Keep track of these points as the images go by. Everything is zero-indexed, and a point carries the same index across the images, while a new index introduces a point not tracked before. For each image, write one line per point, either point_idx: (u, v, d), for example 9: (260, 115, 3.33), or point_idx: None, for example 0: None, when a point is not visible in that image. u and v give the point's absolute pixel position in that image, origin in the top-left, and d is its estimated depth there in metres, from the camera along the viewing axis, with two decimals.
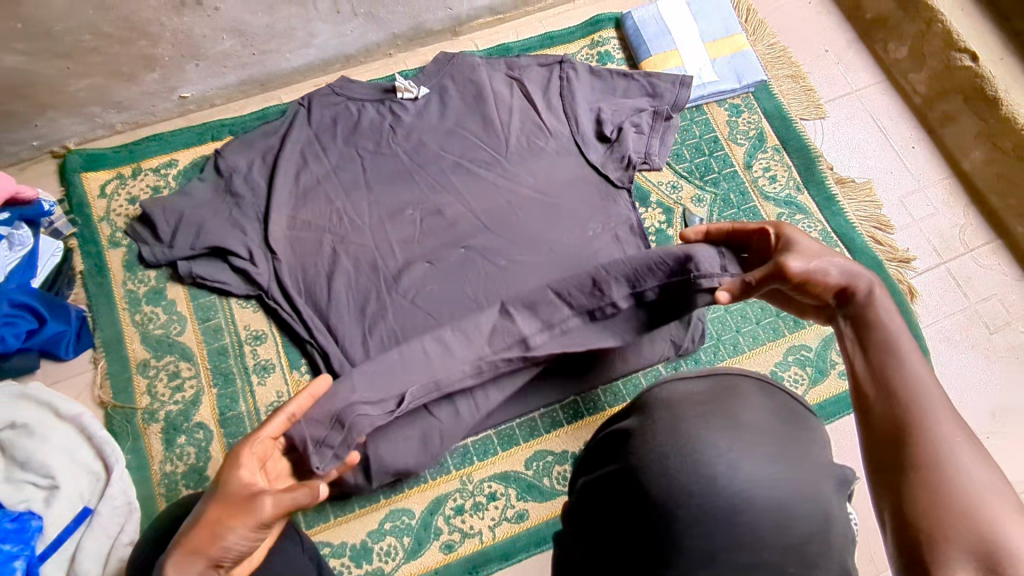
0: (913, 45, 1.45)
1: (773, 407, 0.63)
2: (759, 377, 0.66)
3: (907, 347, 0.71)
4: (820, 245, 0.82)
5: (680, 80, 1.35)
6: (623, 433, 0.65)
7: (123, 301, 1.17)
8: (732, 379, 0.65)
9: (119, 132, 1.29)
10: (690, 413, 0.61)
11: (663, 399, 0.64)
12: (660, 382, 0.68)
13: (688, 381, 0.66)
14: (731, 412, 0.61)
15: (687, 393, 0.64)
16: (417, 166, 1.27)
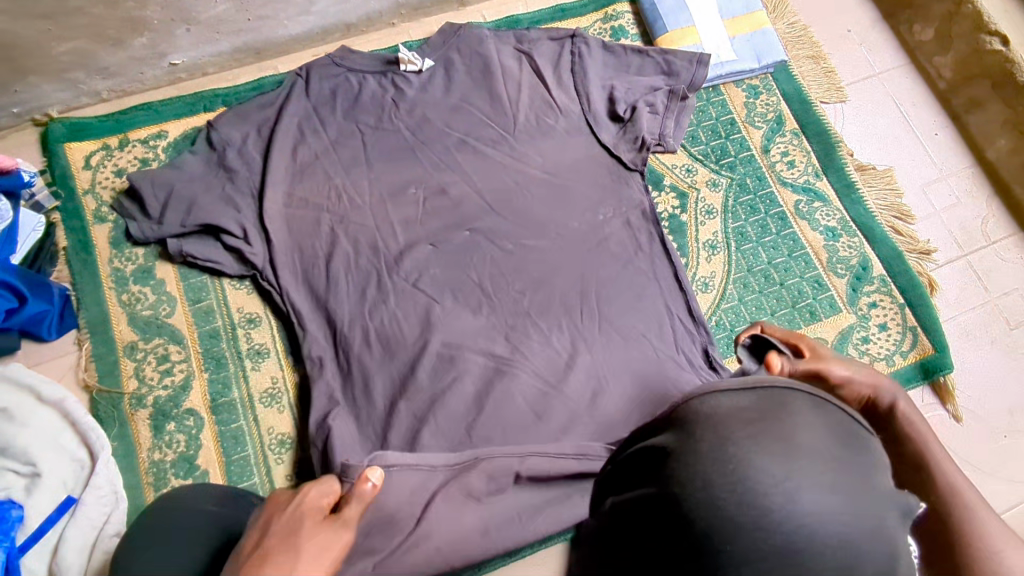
0: (940, 27, 1.39)
1: (832, 424, 0.49)
2: (814, 391, 0.51)
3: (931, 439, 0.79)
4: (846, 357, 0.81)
5: (698, 58, 1.28)
6: (658, 456, 0.51)
7: (109, 280, 1.11)
8: (783, 392, 0.50)
9: (105, 101, 1.22)
10: (737, 433, 0.48)
11: (706, 406, 0.51)
12: (697, 394, 0.53)
13: (730, 394, 0.51)
14: (787, 435, 0.47)
15: (729, 408, 0.50)
16: (420, 143, 1.20)
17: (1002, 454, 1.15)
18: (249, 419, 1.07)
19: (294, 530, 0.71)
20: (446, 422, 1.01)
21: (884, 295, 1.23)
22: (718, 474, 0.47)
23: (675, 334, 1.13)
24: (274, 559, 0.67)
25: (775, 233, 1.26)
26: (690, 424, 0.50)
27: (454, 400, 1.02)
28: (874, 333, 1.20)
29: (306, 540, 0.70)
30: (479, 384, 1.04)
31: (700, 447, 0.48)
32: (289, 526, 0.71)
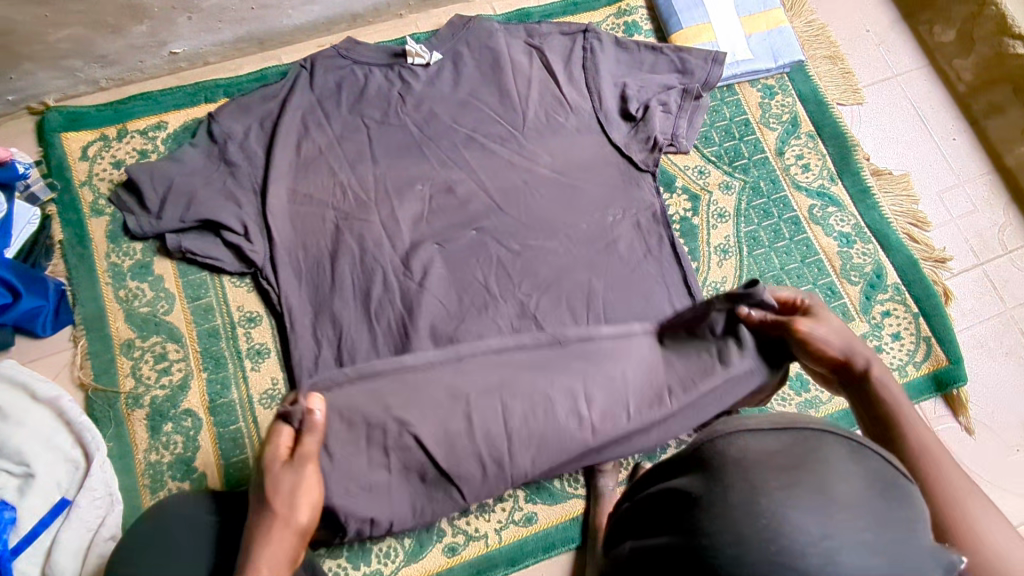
0: (961, 28, 1.36)
1: (869, 475, 0.48)
2: (847, 436, 0.51)
3: (907, 408, 0.77)
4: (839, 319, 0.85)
5: (713, 57, 1.25)
6: (682, 502, 0.51)
7: (106, 275, 1.08)
8: (814, 437, 0.51)
9: (103, 89, 1.18)
10: (770, 484, 0.47)
11: (736, 445, 0.51)
12: (724, 431, 0.54)
13: (759, 434, 0.52)
14: (824, 485, 0.47)
15: (759, 452, 0.50)
16: (427, 139, 1.17)
17: (1014, 468, 1.13)
18: (248, 421, 1.05)
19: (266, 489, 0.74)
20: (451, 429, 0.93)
21: (897, 304, 1.21)
22: (749, 527, 0.46)
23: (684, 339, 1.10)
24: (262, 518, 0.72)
25: (788, 239, 1.23)
26: (717, 470, 0.50)
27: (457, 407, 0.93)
28: (887, 343, 1.18)
29: (280, 492, 0.74)
30: (485, 393, 0.94)
31: (731, 496, 0.48)
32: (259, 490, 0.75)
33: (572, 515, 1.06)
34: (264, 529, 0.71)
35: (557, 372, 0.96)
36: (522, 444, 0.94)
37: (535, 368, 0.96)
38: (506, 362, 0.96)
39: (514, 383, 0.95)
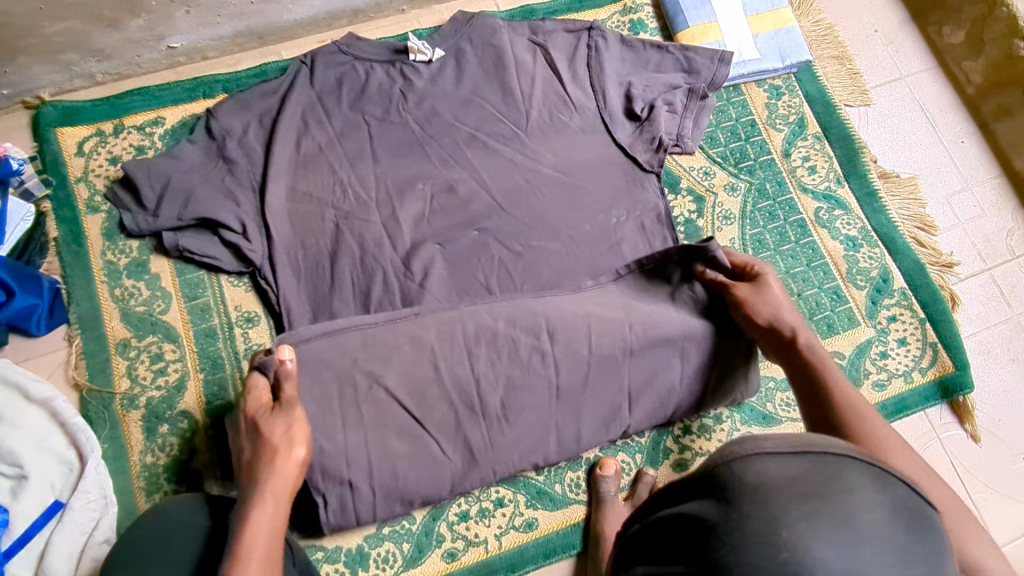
0: (971, 30, 1.34)
1: (893, 505, 0.47)
2: (871, 461, 0.50)
3: (833, 368, 0.89)
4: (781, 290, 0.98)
5: (720, 56, 1.23)
6: (698, 529, 0.50)
7: (102, 274, 1.07)
8: (837, 462, 0.49)
9: (100, 84, 1.16)
10: (791, 514, 0.46)
11: (753, 469, 0.50)
12: (740, 453, 0.51)
13: (779, 458, 0.50)
14: (848, 514, 0.46)
15: (778, 477, 0.49)
16: (429, 137, 1.15)
17: (1017, 475, 1.13)
18: None
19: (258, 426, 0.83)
20: (422, 379, 0.96)
21: (904, 309, 1.19)
22: (768, 559, 0.45)
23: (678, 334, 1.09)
24: (262, 449, 0.81)
25: (794, 242, 1.22)
26: (733, 496, 0.49)
27: (427, 360, 0.97)
28: (892, 348, 1.17)
29: (270, 433, 0.82)
30: (450, 347, 0.98)
31: (749, 524, 0.47)
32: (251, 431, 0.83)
33: (573, 521, 1.05)
34: (263, 465, 0.80)
35: (522, 328, 1.01)
36: (495, 394, 0.99)
37: (499, 323, 1.00)
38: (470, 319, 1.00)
39: (481, 337, 0.99)
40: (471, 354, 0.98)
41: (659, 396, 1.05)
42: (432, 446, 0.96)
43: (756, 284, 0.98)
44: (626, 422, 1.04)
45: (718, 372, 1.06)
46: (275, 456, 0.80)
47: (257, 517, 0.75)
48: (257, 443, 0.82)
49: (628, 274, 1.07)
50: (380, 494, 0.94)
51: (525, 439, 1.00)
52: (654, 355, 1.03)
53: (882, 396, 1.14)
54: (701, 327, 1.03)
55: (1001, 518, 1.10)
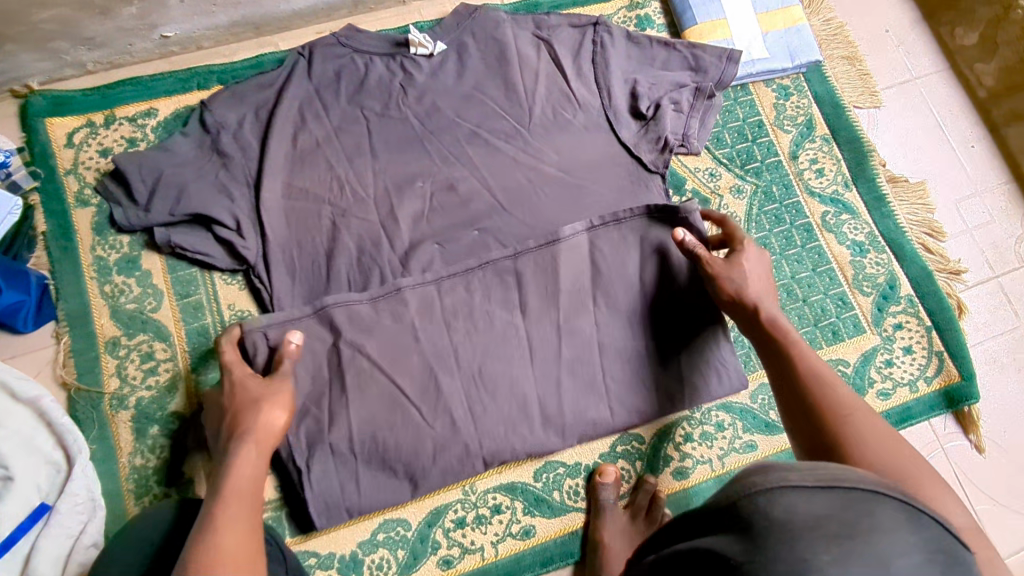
0: (984, 32, 1.31)
1: (925, 547, 0.48)
2: (899, 498, 0.50)
3: (802, 345, 0.87)
4: (758, 265, 0.97)
5: (728, 55, 1.20)
6: (720, 567, 0.49)
7: (91, 270, 1.04)
8: (867, 500, 0.49)
9: (90, 73, 1.13)
10: (822, 558, 0.46)
11: (779, 505, 0.49)
12: (765, 486, 0.50)
13: (808, 494, 0.49)
14: (880, 560, 0.46)
15: (805, 515, 0.48)
16: (429, 134, 1.12)
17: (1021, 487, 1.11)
18: None
19: (241, 385, 0.86)
20: (402, 349, 1.00)
21: (910, 317, 1.17)
22: None
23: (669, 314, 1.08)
24: (245, 405, 0.83)
25: (800, 246, 1.19)
26: (758, 534, 0.48)
27: (408, 332, 1.01)
28: (898, 356, 1.15)
29: (260, 392, 0.85)
30: (429, 320, 1.02)
31: (776, 567, 0.46)
32: (232, 389, 0.86)
33: (572, 529, 1.03)
34: (250, 417, 0.82)
35: (497, 301, 1.04)
36: (471, 363, 1.02)
37: (474, 297, 1.04)
38: (447, 294, 1.03)
39: (458, 312, 1.03)
40: (446, 322, 1.02)
41: (638, 366, 1.06)
42: (412, 413, 0.99)
43: (732, 257, 0.97)
44: (604, 394, 1.04)
45: (699, 345, 1.07)
46: (260, 410, 0.83)
47: (240, 462, 0.77)
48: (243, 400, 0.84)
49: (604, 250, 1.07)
50: (365, 462, 0.97)
51: (504, 408, 1.01)
52: (625, 326, 1.06)
53: (886, 406, 1.12)
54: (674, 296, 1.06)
55: (1004, 530, 1.09)
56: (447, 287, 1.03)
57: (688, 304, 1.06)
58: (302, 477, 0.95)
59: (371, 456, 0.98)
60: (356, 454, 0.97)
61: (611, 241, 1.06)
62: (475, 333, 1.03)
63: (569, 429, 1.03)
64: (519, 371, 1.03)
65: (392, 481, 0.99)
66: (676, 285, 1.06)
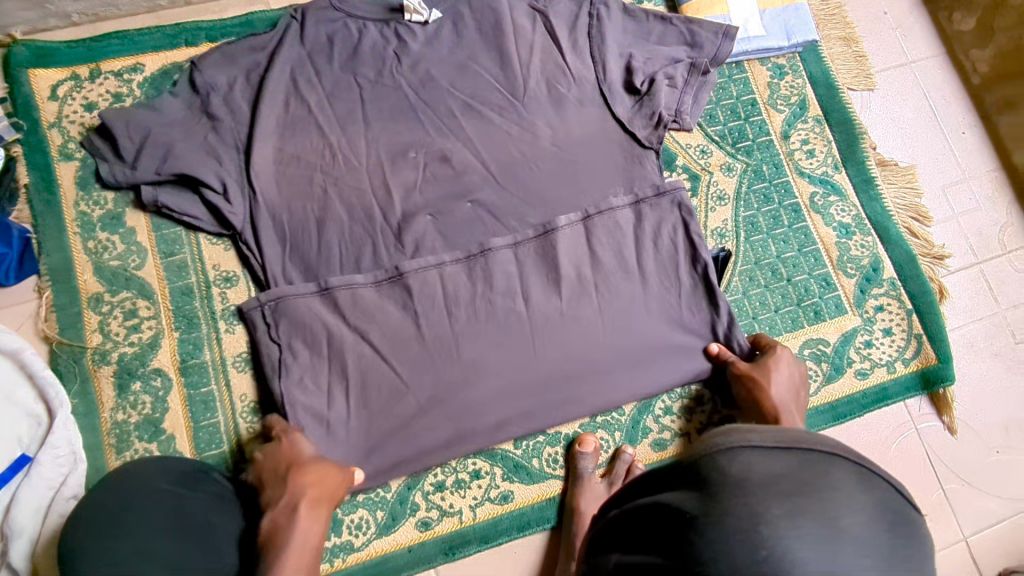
0: (981, 18, 1.31)
1: (877, 505, 0.48)
2: (855, 461, 0.51)
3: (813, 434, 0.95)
4: (787, 360, 1.03)
5: (725, 30, 1.18)
6: (675, 520, 0.50)
7: (74, 225, 1.03)
8: (822, 462, 0.50)
9: (76, 25, 1.11)
10: (774, 513, 0.47)
11: (737, 463, 0.50)
12: (724, 446, 0.51)
13: (765, 454, 0.50)
14: (830, 515, 0.47)
15: (763, 474, 0.49)
16: (422, 103, 1.11)
17: (992, 468, 1.14)
18: (221, 384, 1.01)
19: (292, 444, 0.93)
20: (399, 329, 1.01)
21: (892, 299, 1.19)
22: (744, 558, 0.46)
23: (673, 302, 1.08)
24: (297, 467, 0.90)
25: (787, 226, 1.20)
26: (715, 490, 0.49)
27: (402, 310, 1.02)
28: (877, 338, 1.17)
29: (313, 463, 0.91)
30: (426, 301, 1.03)
31: (728, 522, 0.47)
32: (275, 456, 0.92)
33: (549, 496, 1.05)
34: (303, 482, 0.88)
35: (499, 288, 1.04)
36: (473, 347, 1.02)
37: (466, 275, 1.04)
38: (449, 280, 1.03)
39: (454, 292, 1.03)
40: (443, 300, 1.03)
41: (638, 350, 1.06)
42: (408, 394, 1.00)
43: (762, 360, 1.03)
44: (600, 376, 1.05)
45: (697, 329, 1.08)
46: (313, 474, 0.89)
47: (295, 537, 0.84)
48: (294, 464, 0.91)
49: (603, 235, 1.08)
50: (360, 440, 0.98)
51: (497, 389, 1.02)
52: (622, 312, 1.06)
53: (864, 385, 1.14)
54: (677, 286, 1.08)
55: (971, 508, 1.12)
56: (450, 274, 1.04)
57: (689, 293, 1.08)
58: None
59: (365, 434, 0.99)
60: (353, 434, 0.98)
61: (608, 228, 1.08)
62: (472, 313, 1.03)
63: (561, 413, 1.04)
64: (517, 355, 1.03)
65: (386, 460, 0.99)
66: (675, 272, 1.09)
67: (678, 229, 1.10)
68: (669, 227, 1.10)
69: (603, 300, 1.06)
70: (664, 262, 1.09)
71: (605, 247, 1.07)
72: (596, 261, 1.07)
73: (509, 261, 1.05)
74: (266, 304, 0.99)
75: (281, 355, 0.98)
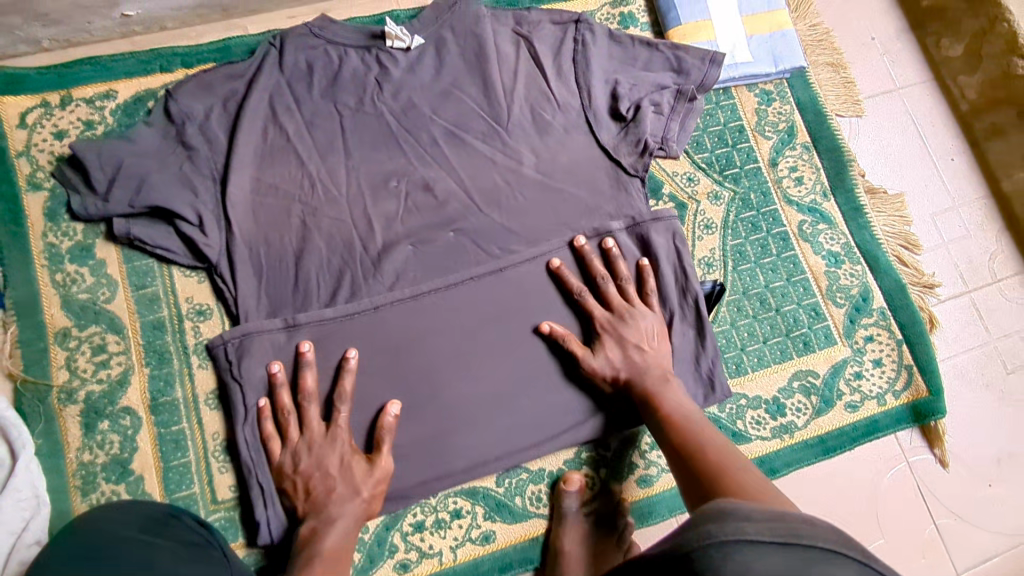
0: (970, 44, 1.29)
1: None
2: (860, 561, 0.47)
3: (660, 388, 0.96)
4: (624, 321, 1.00)
5: (711, 57, 1.17)
6: None
7: (42, 257, 1.00)
8: (822, 561, 0.47)
9: (47, 50, 1.08)
10: None
11: (732, 560, 0.47)
12: (720, 539, 0.49)
13: (760, 549, 0.47)
14: None
15: (758, 572, 0.46)
16: (404, 131, 1.09)
17: (984, 502, 1.12)
18: (192, 422, 0.98)
19: (331, 445, 0.92)
20: (377, 364, 0.99)
21: (881, 329, 1.17)
22: None
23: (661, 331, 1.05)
24: (339, 473, 0.91)
25: (775, 255, 1.18)
26: None
27: (380, 343, 0.99)
28: (867, 369, 1.15)
29: (354, 468, 0.91)
30: (405, 333, 1.00)
31: None
32: (319, 464, 0.91)
33: (531, 536, 1.02)
34: (345, 493, 0.90)
35: (479, 319, 1.02)
36: (451, 382, 1.00)
37: (447, 308, 1.01)
38: (426, 313, 1.01)
39: (436, 328, 1.00)
40: (421, 333, 1.00)
41: None
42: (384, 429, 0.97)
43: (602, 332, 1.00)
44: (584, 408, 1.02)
45: (685, 358, 1.05)
46: (352, 481, 0.91)
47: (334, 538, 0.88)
48: (334, 468, 0.91)
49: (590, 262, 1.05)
50: None
51: (478, 426, 0.99)
52: None
53: (854, 418, 1.12)
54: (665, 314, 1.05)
55: (962, 543, 1.09)
56: (428, 305, 1.01)
57: (679, 322, 1.06)
58: (267, 495, 0.93)
59: None
60: None
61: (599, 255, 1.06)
62: (453, 347, 1.01)
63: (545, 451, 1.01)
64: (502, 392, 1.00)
65: None
66: (665, 301, 1.06)
67: (669, 257, 1.07)
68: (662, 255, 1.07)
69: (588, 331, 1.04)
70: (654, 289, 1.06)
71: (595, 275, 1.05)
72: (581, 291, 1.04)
73: (495, 293, 1.03)
74: (230, 341, 0.96)
75: (248, 395, 0.95)
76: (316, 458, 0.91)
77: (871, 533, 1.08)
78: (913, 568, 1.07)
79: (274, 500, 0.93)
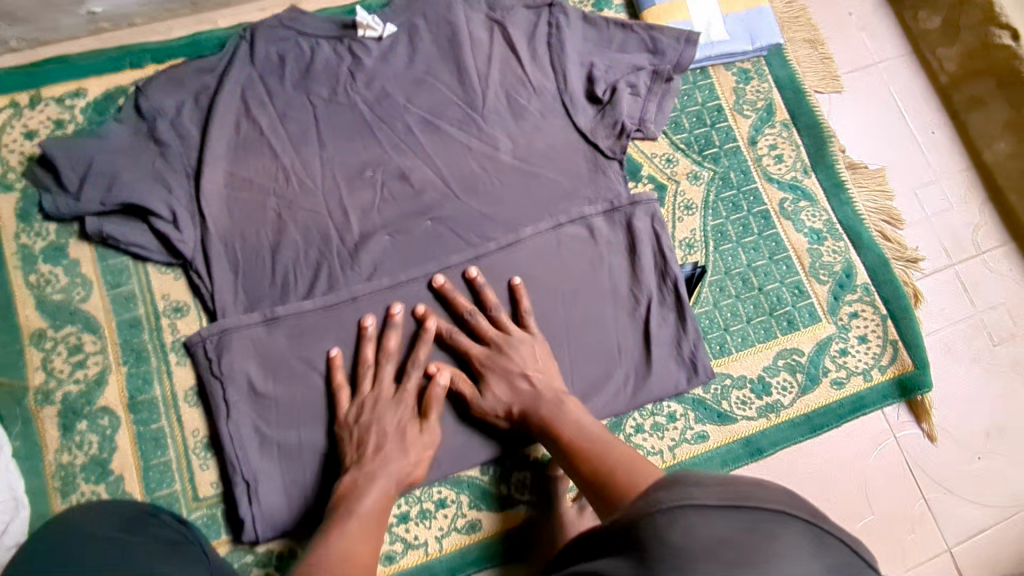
0: (947, 17, 1.28)
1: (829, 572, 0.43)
2: (809, 521, 0.47)
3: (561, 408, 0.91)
4: (503, 352, 0.95)
5: (687, 36, 1.15)
6: None
7: (15, 259, 0.99)
8: (771, 523, 0.46)
9: (14, 50, 1.07)
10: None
11: (682, 526, 0.46)
12: (667, 505, 0.49)
13: (709, 513, 0.47)
14: None
15: (710, 539, 0.45)
16: (378, 120, 1.08)
17: (973, 476, 1.11)
18: (171, 420, 0.97)
19: (387, 407, 0.92)
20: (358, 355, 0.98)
21: (866, 305, 1.16)
22: None
23: (643, 313, 1.05)
24: (389, 434, 0.90)
25: (757, 234, 1.17)
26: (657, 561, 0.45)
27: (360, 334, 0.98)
28: (853, 345, 1.14)
29: (409, 433, 0.91)
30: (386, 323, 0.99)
31: None
32: (378, 421, 0.91)
33: (518, 524, 1.01)
34: (390, 454, 0.89)
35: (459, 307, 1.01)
36: None
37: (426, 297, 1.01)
38: (405, 303, 1.00)
39: (416, 317, 1.00)
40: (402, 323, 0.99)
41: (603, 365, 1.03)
42: None
43: (485, 369, 0.95)
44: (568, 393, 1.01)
45: (669, 340, 1.05)
46: (399, 444, 0.90)
47: (370, 495, 0.84)
48: (389, 427, 0.91)
49: (570, 246, 1.05)
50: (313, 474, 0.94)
51: (461, 414, 0.98)
52: (589, 327, 1.03)
53: (840, 395, 1.11)
54: (647, 297, 1.05)
55: (952, 517, 1.09)
56: (407, 294, 1.00)
57: (660, 304, 1.05)
58: (251, 490, 0.92)
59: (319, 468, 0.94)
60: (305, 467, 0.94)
61: (580, 240, 1.05)
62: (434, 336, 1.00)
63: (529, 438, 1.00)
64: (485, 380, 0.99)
65: None
66: (645, 284, 1.05)
67: (649, 241, 1.06)
68: (641, 239, 1.06)
69: (569, 315, 1.03)
70: (634, 273, 1.05)
71: (574, 260, 1.04)
72: (562, 276, 1.04)
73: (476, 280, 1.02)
74: (209, 338, 0.96)
75: (227, 390, 0.95)
76: (377, 414, 0.91)
77: (860, 510, 1.08)
78: (902, 543, 1.07)
79: (257, 495, 0.93)
